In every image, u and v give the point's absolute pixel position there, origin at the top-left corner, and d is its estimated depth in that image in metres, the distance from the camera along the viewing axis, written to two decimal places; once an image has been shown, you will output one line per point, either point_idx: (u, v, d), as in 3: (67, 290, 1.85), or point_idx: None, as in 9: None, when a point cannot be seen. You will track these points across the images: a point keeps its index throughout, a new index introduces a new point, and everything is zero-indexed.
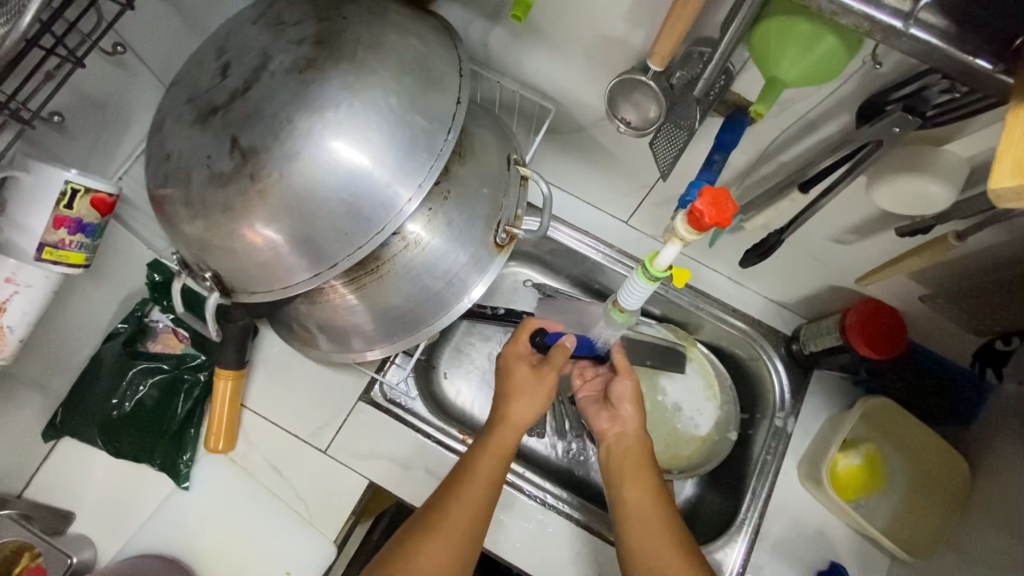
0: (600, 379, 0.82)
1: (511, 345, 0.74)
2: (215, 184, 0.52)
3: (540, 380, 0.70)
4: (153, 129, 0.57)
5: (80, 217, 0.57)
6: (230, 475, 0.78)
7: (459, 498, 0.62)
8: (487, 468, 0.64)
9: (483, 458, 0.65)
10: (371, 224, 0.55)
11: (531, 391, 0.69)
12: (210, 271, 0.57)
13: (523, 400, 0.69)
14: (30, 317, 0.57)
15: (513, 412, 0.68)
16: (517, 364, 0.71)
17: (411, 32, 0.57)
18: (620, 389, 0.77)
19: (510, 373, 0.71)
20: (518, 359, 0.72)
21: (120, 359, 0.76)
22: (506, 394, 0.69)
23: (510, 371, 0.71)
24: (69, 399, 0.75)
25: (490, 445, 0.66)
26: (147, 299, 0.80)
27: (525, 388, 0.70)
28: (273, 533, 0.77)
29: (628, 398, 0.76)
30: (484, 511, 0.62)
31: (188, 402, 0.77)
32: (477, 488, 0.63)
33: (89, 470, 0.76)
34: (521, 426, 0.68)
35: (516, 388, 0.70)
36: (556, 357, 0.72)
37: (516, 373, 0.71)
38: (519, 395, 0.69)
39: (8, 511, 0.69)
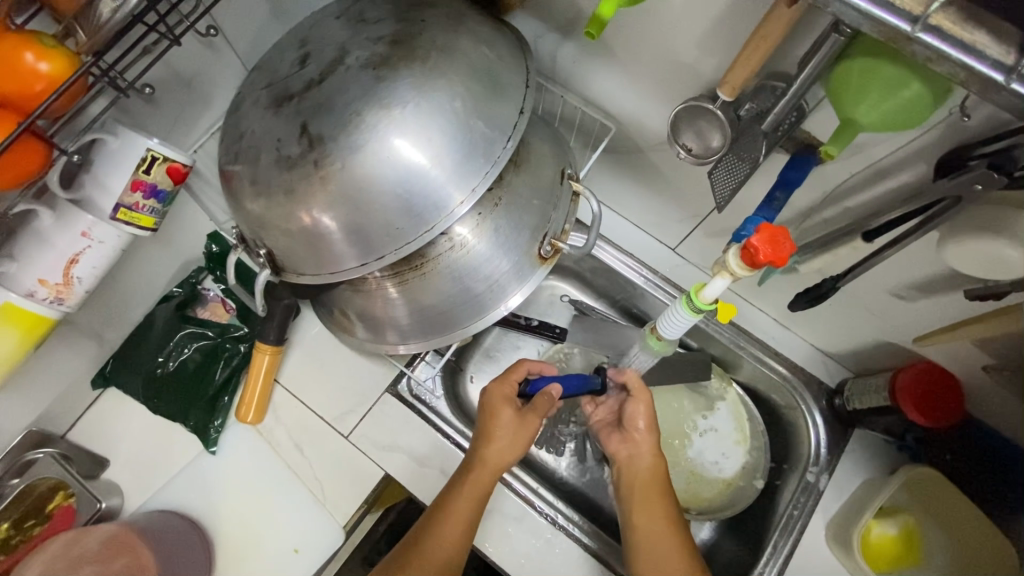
0: (612, 408, 0.79)
1: (497, 382, 0.74)
2: (280, 165, 0.55)
3: (521, 427, 0.70)
4: (231, 109, 0.60)
5: (155, 183, 0.60)
6: (254, 446, 0.81)
7: (437, 539, 0.64)
8: (462, 506, 0.66)
9: (461, 499, 0.66)
10: (422, 222, 0.56)
11: (513, 433, 0.70)
12: (265, 248, 0.60)
13: (502, 442, 0.69)
14: (98, 271, 0.61)
15: (491, 453, 0.69)
16: (502, 405, 0.71)
17: (484, 39, 0.59)
18: (633, 411, 0.74)
19: (494, 414, 0.71)
20: (503, 400, 0.71)
21: (171, 320, 0.81)
22: (485, 434, 0.70)
23: (494, 411, 0.71)
24: (120, 353, 0.80)
25: (467, 486, 0.67)
26: (202, 268, 0.84)
27: (508, 430, 0.70)
28: (287, 510, 0.79)
29: (642, 420, 0.74)
30: (462, 546, 0.65)
31: (226, 370, 0.80)
32: (453, 528, 0.65)
33: (126, 421, 0.81)
34: (500, 466, 0.69)
35: (496, 430, 0.70)
36: (540, 404, 0.71)
37: (501, 415, 0.70)
38: (497, 436, 0.69)
39: (51, 450, 0.75)
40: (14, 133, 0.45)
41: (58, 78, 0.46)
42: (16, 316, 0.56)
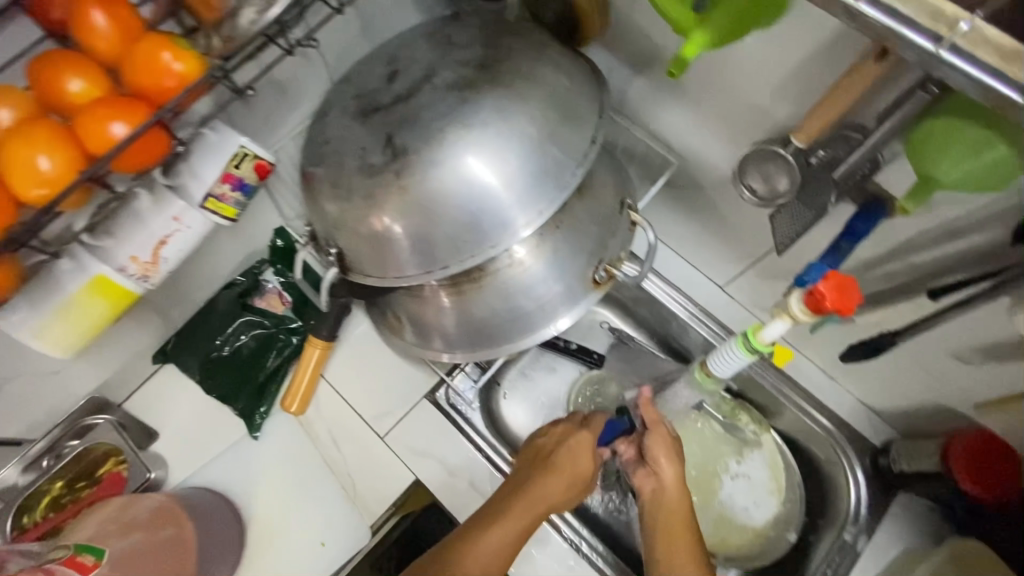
0: (635, 443, 0.78)
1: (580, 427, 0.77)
2: (363, 172, 0.58)
3: (585, 480, 0.73)
4: (319, 116, 0.64)
5: (243, 177, 0.64)
6: (295, 435, 0.84)
7: (481, 550, 0.64)
8: (513, 526, 0.66)
9: (513, 518, 0.67)
10: (488, 239, 0.58)
11: (578, 481, 0.72)
12: (336, 248, 0.63)
13: (567, 483, 0.71)
14: (182, 253, 0.65)
15: (557, 486, 0.70)
16: (582, 451, 0.74)
17: (564, 69, 0.61)
18: (651, 444, 0.73)
19: (571, 452, 0.73)
20: (587, 447, 0.74)
21: (233, 307, 0.85)
22: (555, 466, 0.72)
23: (572, 450, 0.74)
24: (182, 332, 0.84)
25: (525, 508, 0.68)
26: (265, 260, 0.88)
27: (576, 474, 0.72)
28: (319, 502, 0.81)
29: (662, 454, 0.73)
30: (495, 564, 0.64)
31: (278, 359, 0.84)
32: (495, 545, 0.65)
33: (178, 397, 0.85)
34: (555, 502, 0.70)
35: (565, 467, 0.72)
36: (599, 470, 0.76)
37: (575, 458, 0.73)
38: (567, 474, 0.71)
39: (110, 418, 0.79)
40: (145, 123, 0.48)
41: (189, 76, 0.49)
42: (106, 289, 0.60)
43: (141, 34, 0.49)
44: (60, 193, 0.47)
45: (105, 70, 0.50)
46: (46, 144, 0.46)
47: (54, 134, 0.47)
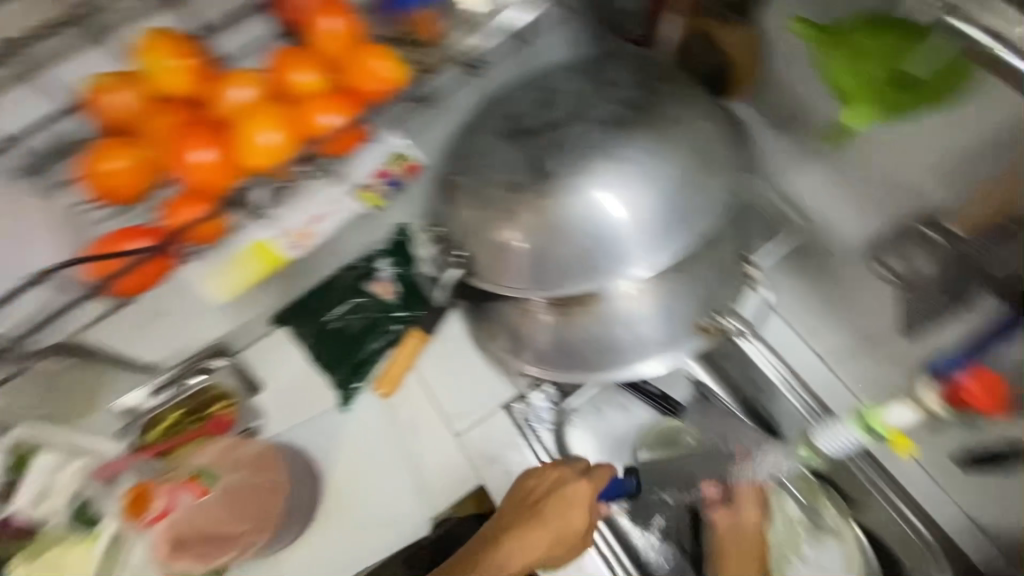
0: (720, 484, 0.84)
1: (576, 477, 0.77)
2: (506, 187, 0.62)
3: (573, 539, 0.75)
4: (469, 129, 0.69)
5: (395, 174, 0.72)
6: (379, 416, 0.89)
7: None
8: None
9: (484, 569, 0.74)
10: (607, 271, 0.61)
11: (563, 537, 0.75)
12: (465, 252, 0.67)
13: (549, 541, 0.74)
14: (330, 230, 0.73)
15: (535, 544, 0.74)
16: (571, 508, 0.75)
17: (711, 121, 0.63)
18: (745, 493, 0.81)
19: (559, 507, 0.74)
20: (578, 505, 0.75)
21: (349, 287, 0.93)
22: (538, 521, 0.74)
23: (561, 504, 0.75)
24: (302, 302, 0.92)
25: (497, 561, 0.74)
26: (382, 250, 0.95)
27: (561, 532, 0.74)
28: (389, 484, 0.86)
29: (751, 501, 0.81)
30: None
31: (380, 342, 0.91)
32: None
33: (284, 358, 0.92)
34: (534, 558, 0.74)
35: (550, 524, 0.74)
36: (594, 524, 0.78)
37: (564, 515, 0.74)
38: (550, 531, 0.74)
39: (227, 362, 0.89)
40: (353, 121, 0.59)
41: (394, 83, 0.58)
42: (266, 251, 0.69)
43: (362, 42, 0.58)
44: (275, 163, 0.58)
45: (325, 67, 0.58)
46: (275, 122, 0.56)
47: (282, 114, 0.57)
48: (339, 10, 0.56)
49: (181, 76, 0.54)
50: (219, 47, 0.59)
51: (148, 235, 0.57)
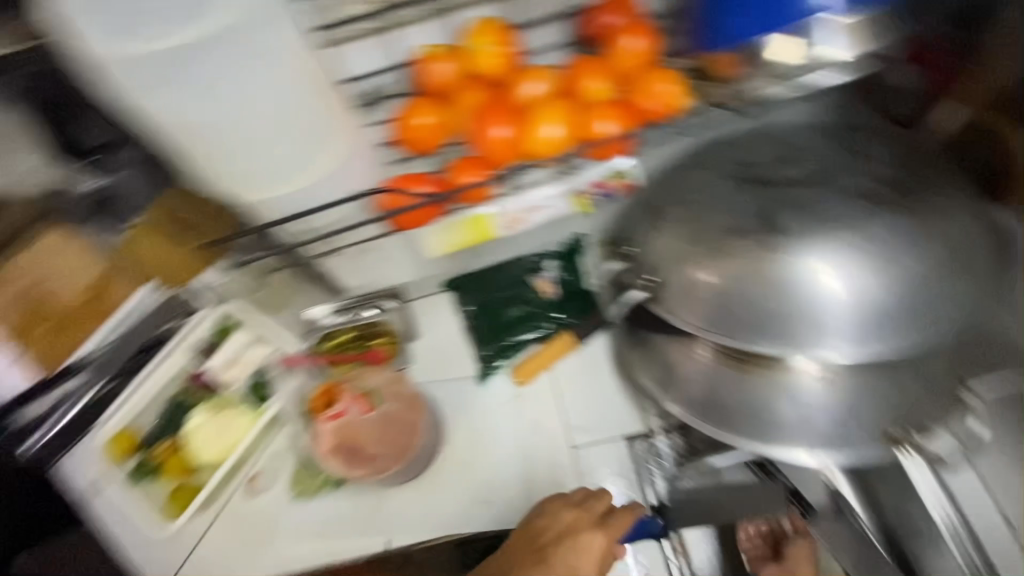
0: (762, 533, 0.88)
1: (587, 525, 0.77)
2: (725, 228, 0.65)
3: None
4: (695, 163, 0.71)
5: (611, 187, 0.76)
6: (505, 401, 0.94)
7: None
8: None
9: None
10: (804, 340, 0.62)
11: None
12: (657, 278, 0.69)
13: None
14: (537, 222, 0.79)
15: None
16: (585, 555, 0.75)
17: (963, 228, 0.63)
18: (795, 546, 0.86)
19: (573, 552, 0.74)
20: (593, 554, 0.75)
21: (515, 277, 1.00)
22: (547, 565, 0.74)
23: (574, 549, 0.75)
24: (471, 276, 1.01)
25: None
26: (552, 254, 1.01)
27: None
28: (497, 465, 0.91)
29: (801, 557, 0.85)
30: None
31: (529, 335, 0.97)
32: None
33: (439, 321, 1.01)
34: None
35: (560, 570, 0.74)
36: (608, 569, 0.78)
37: (576, 562, 0.74)
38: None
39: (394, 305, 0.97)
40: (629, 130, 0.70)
41: (671, 108, 0.69)
42: (481, 224, 0.76)
43: (650, 66, 0.69)
44: (553, 152, 0.70)
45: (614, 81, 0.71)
46: (566, 117, 0.69)
47: (572, 113, 0.69)
48: (644, 35, 0.69)
49: (506, 64, 0.69)
50: (529, 43, 0.74)
51: (429, 182, 0.70)
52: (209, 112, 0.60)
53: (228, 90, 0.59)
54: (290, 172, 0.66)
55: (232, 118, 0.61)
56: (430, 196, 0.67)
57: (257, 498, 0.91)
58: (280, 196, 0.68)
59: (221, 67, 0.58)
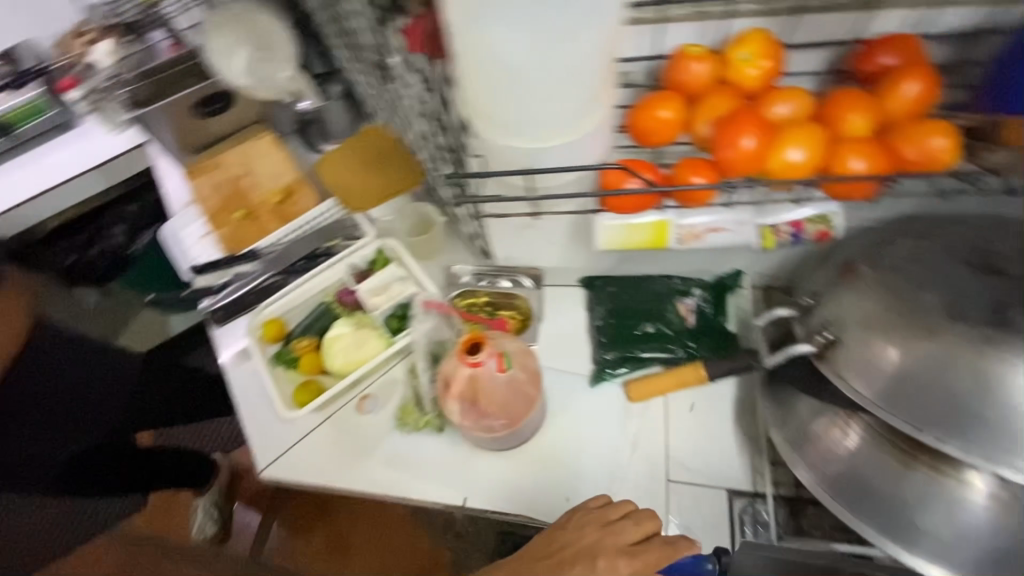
0: None
1: (610, 553, 0.75)
2: (943, 305, 0.60)
3: None
4: (917, 234, 0.67)
5: (805, 231, 0.73)
6: (613, 410, 0.93)
7: None
8: None
9: None
10: (999, 456, 0.58)
11: None
12: (834, 335, 0.66)
13: None
14: (715, 244, 0.75)
15: None
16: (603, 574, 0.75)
17: None
18: None
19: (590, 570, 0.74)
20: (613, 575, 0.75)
21: (656, 294, 0.98)
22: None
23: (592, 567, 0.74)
24: (612, 279, 1.01)
25: None
26: (701, 283, 0.98)
27: None
28: (588, 468, 0.90)
29: None
30: None
31: (656, 355, 0.94)
32: None
33: (568, 313, 1.02)
34: None
35: None
36: None
37: None
38: None
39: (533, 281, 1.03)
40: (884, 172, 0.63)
41: (942, 159, 0.62)
42: (660, 228, 0.72)
43: (930, 118, 0.64)
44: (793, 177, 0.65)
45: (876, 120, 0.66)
46: (817, 143, 0.64)
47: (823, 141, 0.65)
48: (923, 81, 0.64)
49: (762, 79, 0.69)
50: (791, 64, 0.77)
51: (655, 174, 0.69)
52: (512, 56, 0.64)
53: (540, 38, 0.63)
54: (540, 132, 0.70)
55: (523, 63, 0.64)
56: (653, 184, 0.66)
57: (366, 417, 0.98)
58: (517, 149, 0.71)
59: (545, 16, 0.62)
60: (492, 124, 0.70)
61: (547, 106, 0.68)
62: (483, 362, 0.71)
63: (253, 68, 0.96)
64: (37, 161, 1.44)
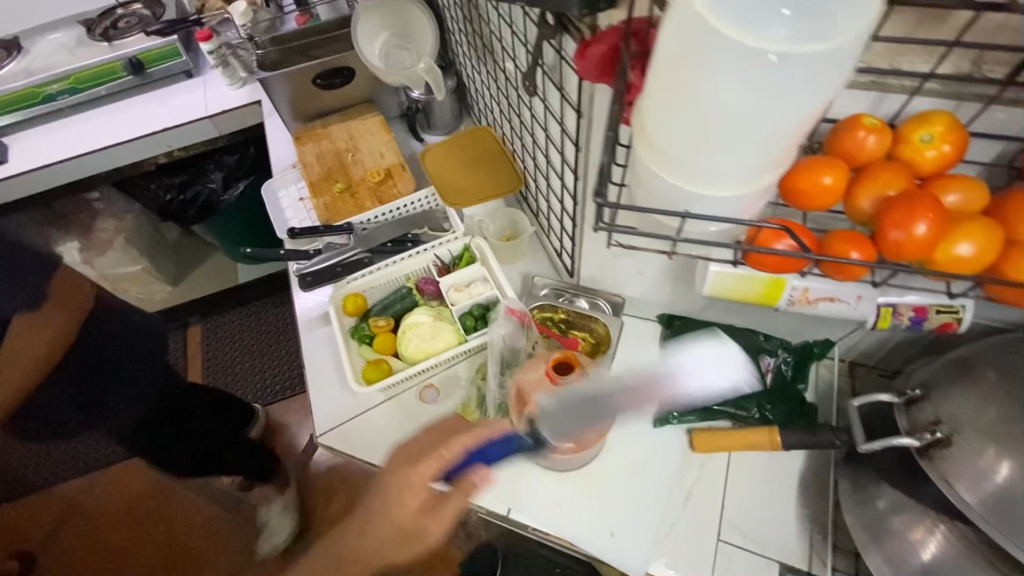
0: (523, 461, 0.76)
1: (408, 464, 0.79)
2: None
3: (439, 513, 0.75)
4: None
5: (927, 319, 0.68)
6: (672, 453, 0.92)
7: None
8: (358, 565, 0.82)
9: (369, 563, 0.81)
10: None
11: (419, 497, 0.77)
12: (945, 434, 0.63)
13: (411, 508, 0.76)
14: (825, 313, 0.72)
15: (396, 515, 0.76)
16: (416, 478, 0.77)
17: None
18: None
19: (408, 476, 0.77)
20: (420, 486, 0.77)
21: (738, 347, 0.96)
22: (390, 498, 0.77)
23: (405, 473, 0.78)
24: (694, 322, 0.99)
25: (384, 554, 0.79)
26: (787, 344, 0.95)
27: (415, 510, 0.77)
28: (636, 505, 0.88)
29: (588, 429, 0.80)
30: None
31: (727, 407, 0.91)
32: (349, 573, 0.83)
33: (644, 348, 1.02)
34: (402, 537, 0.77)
35: (404, 506, 0.77)
36: (463, 488, 0.76)
37: (412, 495, 0.76)
38: (410, 494, 0.76)
39: (609, 305, 1.03)
40: None
41: None
42: (776, 286, 0.68)
43: None
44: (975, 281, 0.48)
45: None
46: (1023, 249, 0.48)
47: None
48: None
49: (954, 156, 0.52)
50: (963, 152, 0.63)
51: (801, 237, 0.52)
52: (715, 103, 0.42)
53: (752, 101, 0.40)
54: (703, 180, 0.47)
55: (713, 116, 0.42)
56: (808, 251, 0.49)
57: (426, 405, 1.00)
58: (665, 188, 0.50)
59: (773, 78, 0.39)
60: (650, 156, 0.48)
61: (732, 162, 0.45)
62: None
63: (388, 54, 1.00)
64: (165, 101, 1.63)
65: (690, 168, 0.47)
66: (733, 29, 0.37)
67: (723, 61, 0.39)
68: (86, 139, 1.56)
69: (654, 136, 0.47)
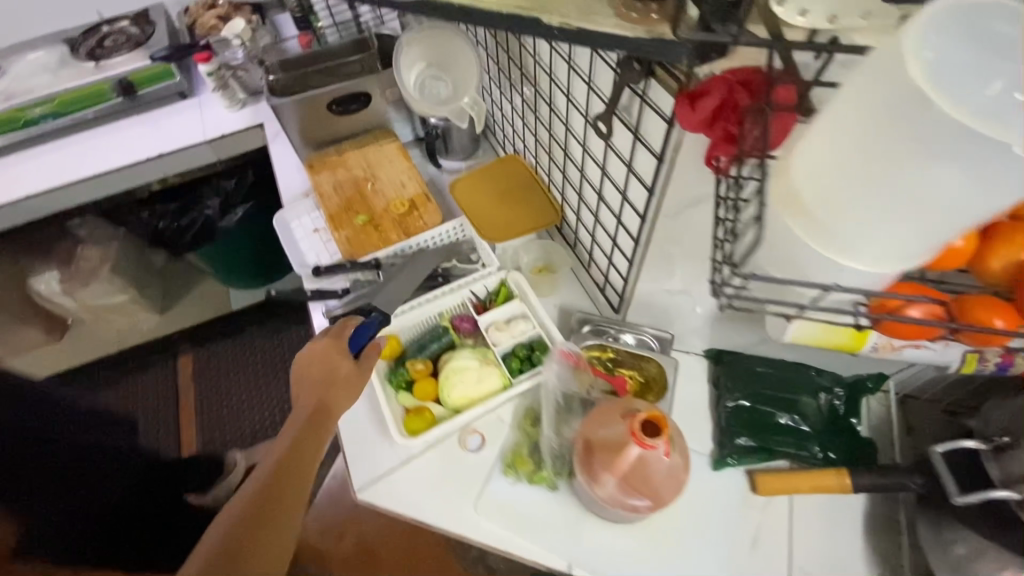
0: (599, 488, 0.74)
1: (331, 342, 0.96)
2: None
3: (360, 373, 0.93)
4: None
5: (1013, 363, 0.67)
6: (732, 494, 0.89)
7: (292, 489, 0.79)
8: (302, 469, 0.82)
9: (305, 470, 0.83)
10: None
11: (349, 387, 0.92)
12: None
13: (346, 394, 0.92)
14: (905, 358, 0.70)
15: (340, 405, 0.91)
16: (335, 357, 0.94)
17: None
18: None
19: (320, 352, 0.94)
20: (337, 355, 0.94)
21: (791, 382, 0.94)
22: (331, 386, 0.91)
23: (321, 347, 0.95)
24: (744, 357, 0.97)
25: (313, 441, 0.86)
26: (839, 379, 0.94)
27: (351, 377, 0.93)
28: (700, 553, 0.85)
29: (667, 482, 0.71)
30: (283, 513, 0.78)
31: (785, 446, 0.89)
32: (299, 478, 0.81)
33: (692, 383, 0.99)
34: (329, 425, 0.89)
35: (336, 377, 0.92)
36: (370, 353, 0.96)
37: (342, 365, 0.93)
38: (338, 370, 0.93)
39: (654, 338, 0.99)
40: None
41: None
42: (862, 338, 0.67)
43: None
44: None
45: None
46: None
47: None
48: None
49: None
50: None
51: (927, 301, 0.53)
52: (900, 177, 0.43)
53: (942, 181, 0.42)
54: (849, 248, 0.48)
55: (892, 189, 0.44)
56: (941, 322, 0.50)
57: (470, 453, 0.95)
58: (796, 253, 0.51)
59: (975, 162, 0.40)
60: (801, 221, 0.49)
61: (888, 230, 0.46)
62: (656, 447, 0.67)
63: (422, 85, 0.96)
64: (156, 124, 1.53)
65: (843, 237, 0.48)
66: (945, 99, 0.38)
67: (931, 140, 0.41)
68: (72, 167, 1.45)
69: (809, 196, 0.48)
